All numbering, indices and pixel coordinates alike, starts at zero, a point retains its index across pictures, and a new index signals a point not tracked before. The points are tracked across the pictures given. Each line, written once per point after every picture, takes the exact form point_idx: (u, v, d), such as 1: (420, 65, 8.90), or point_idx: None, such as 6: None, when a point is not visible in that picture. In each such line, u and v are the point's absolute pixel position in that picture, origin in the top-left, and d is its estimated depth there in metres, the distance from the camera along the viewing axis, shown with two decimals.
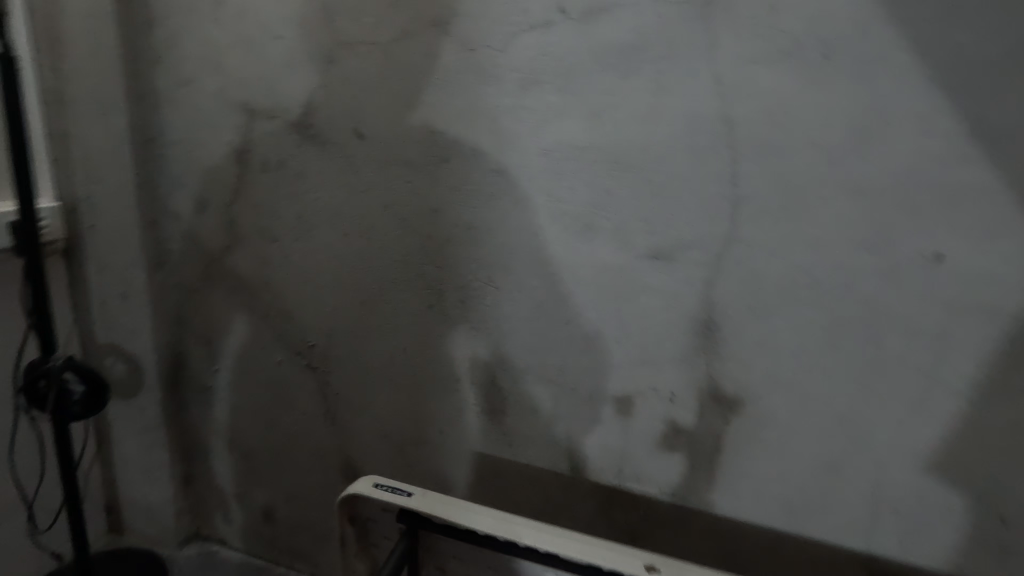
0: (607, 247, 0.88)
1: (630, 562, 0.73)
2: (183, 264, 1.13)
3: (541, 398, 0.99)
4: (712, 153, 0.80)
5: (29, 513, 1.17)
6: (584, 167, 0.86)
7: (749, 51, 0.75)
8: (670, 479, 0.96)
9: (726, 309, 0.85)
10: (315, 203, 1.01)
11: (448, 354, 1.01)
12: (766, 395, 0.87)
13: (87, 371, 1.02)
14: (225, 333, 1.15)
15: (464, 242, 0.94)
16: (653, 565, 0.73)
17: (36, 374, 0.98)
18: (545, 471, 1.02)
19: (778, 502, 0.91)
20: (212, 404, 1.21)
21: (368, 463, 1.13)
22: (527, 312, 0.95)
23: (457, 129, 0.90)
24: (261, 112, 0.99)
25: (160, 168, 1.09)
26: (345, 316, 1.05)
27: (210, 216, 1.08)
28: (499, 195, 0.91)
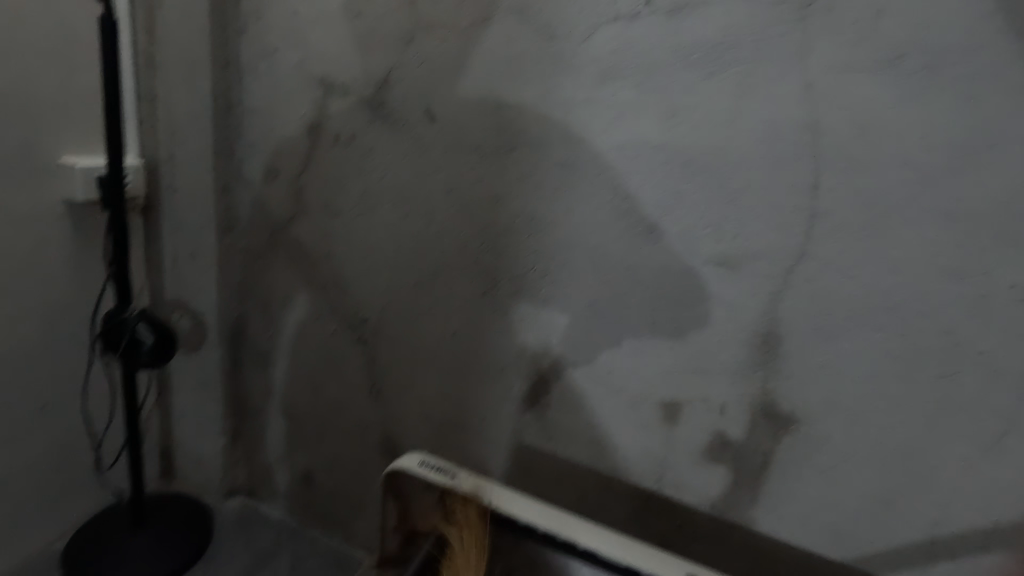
0: (671, 250, 0.86)
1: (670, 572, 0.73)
2: (251, 230, 1.17)
3: (586, 396, 0.98)
4: (792, 163, 0.77)
5: (95, 451, 1.25)
6: (655, 167, 0.84)
7: (846, 58, 0.71)
8: (711, 491, 0.94)
9: (790, 325, 0.82)
10: (381, 181, 1.02)
11: (497, 342, 1.02)
12: (823, 419, 0.84)
13: (158, 324, 1.07)
14: (284, 300, 1.19)
15: (524, 233, 0.94)
16: None
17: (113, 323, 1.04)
18: (582, 469, 1.02)
19: (823, 529, 0.88)
20: (266, 366, 1.26)
21: (408, 440, 1.15)
22: (581, 309, 0.94)
23: (528, 119, 0.89)
24: (338, 88, 1.01)
25: (237, 136, 1.13)
26: (399, 294, 1.07)
27: (280, 186, 1.12)
28: (564, 187, 0.90)
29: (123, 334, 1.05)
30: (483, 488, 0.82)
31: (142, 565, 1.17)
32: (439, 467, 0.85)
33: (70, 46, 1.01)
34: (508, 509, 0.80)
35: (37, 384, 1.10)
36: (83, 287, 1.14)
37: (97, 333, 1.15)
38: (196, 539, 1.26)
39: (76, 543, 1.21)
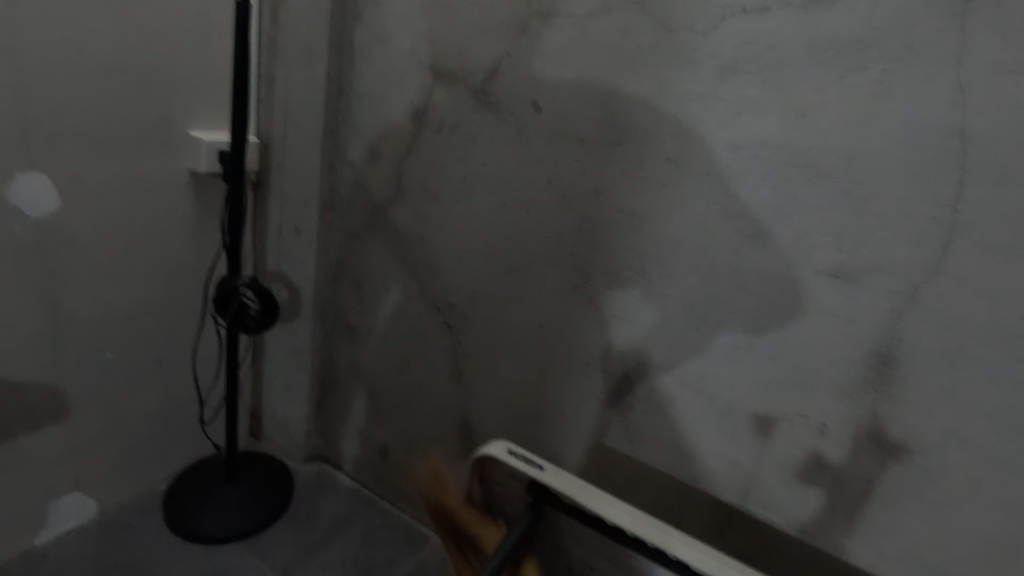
0: (782, 257, 0.82)
1: None
2: (350, 209, 1.22)
3: (673, 401, 0.95)
4: (932, 171, 0.71)
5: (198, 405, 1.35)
6: (773, 168, 0.80)
7: (1012, 58, 0.64)
8: (801, 514, 0.89)
9: (911, 347, 0.76)
10: (481, 169, 1.04)
11: (583, 337, 1.01)
12: (940, 451, 0.77)
13: (264, 293, 1.14)
14: (376, 279, 1.23)
15: (623, 229, 0.92)
16: None
17: (225, 288, 1.11)
18: (662, 474, 0.99)
19: (928, 571, 0.81)
20: (353, 341, 1.31)
21: (484, 426, 1.16)
22: (676, 310, 0.91)
23: (639, 113, 0.87)
24: (446, 75, 1.03)
25: (346, 118, 1.17)
26: (489, 282, 1.08)
27: (381, 168, 1.15)
28: (671, 185, 0.87)
29: (233, 300, 1.13)
30: (572, 483, 0.82)
31: (232, 516, 1.26)
32: (528, 457, 0.86)
33: (205, 28, 1.08)
34: (596, 506, 0.79)
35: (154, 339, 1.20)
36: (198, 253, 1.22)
37: (208, 296, 1.24)
38: (278, 500, 1.33)
39: (175, 489, 1.31)
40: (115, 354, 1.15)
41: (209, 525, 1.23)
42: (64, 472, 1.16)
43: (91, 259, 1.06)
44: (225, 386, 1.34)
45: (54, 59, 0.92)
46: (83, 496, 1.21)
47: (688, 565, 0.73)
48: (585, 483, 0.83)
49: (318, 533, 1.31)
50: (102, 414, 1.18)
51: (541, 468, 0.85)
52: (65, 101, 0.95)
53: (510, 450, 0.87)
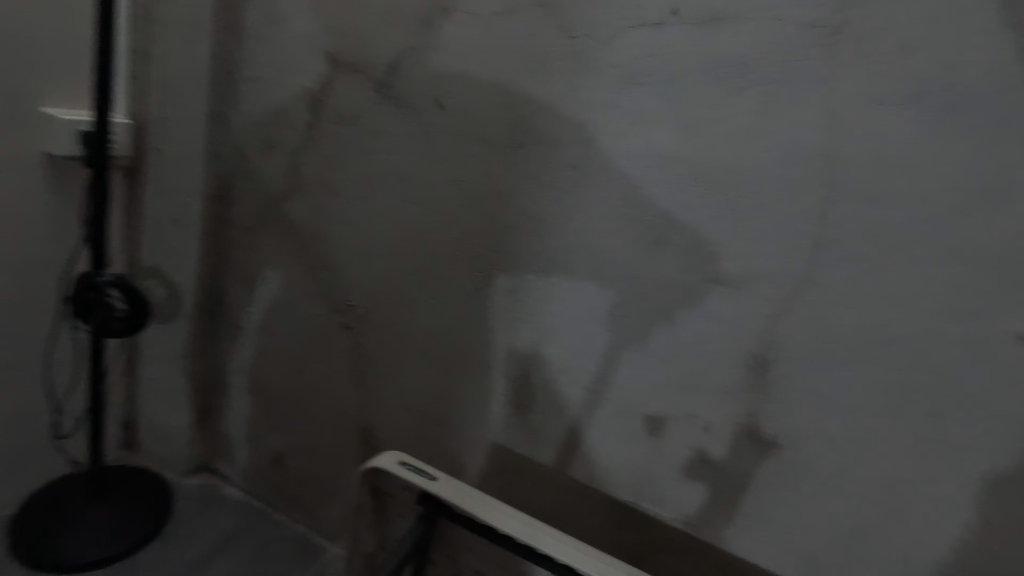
0: (674, 264, 0.85)
1: None
2: (240, 202, 1.13)
3: (572, 402, 0.97)
4: (804, 189, 0.76)
5: (56, 417, 1.20)
6: (667, 179, 0.82)
7: (870, 88, 0.71)
8: (688, 508, 0.94)
9: (784, 351, 0.82)
10: (382, 166, 0.99)
11: (486, 340, 1.00)
12: (807, 445, 0.84)
13: (134, 292, 1.02)
14: (269, 277, 1.15)
15: (526, 232, 0.92)
16: None
17: (86, 287, 0.99)
18: (562, 475, 1.01)
19: (796, 556, 0.88)
20: (243, 343, 1.22)
21: (385, 431, 1.13)
22: (576, 315, 0.93)
23: (541, 117, 0.87)
24: (345, 64, 0.97)
25: (234, 103, 1.08)
26: (390, 282, 1.04)
27: (274, 159, 1.08)
28: (572, 190, 0.88)
29: (96, 300, 1.00)
30: (461, 491, 0.83)
31: (97, 540, 1.13)
32: (418, 467, 0.86)
33: None
34: (486, 514, 0.80)
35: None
36: (55, 246, 1.08)
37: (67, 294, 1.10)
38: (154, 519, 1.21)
39: (26, 511, 1.16)
40: None
41: (68, 552, 1.09)
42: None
43: None
44: (89, 395, 1.20)
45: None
46: None
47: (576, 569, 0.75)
48: (475, 491, 0.84)
49: (200, 551, 1.21)
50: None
51: (431, 478, 0.85)
52: None
53: (400, 460, 0.87)
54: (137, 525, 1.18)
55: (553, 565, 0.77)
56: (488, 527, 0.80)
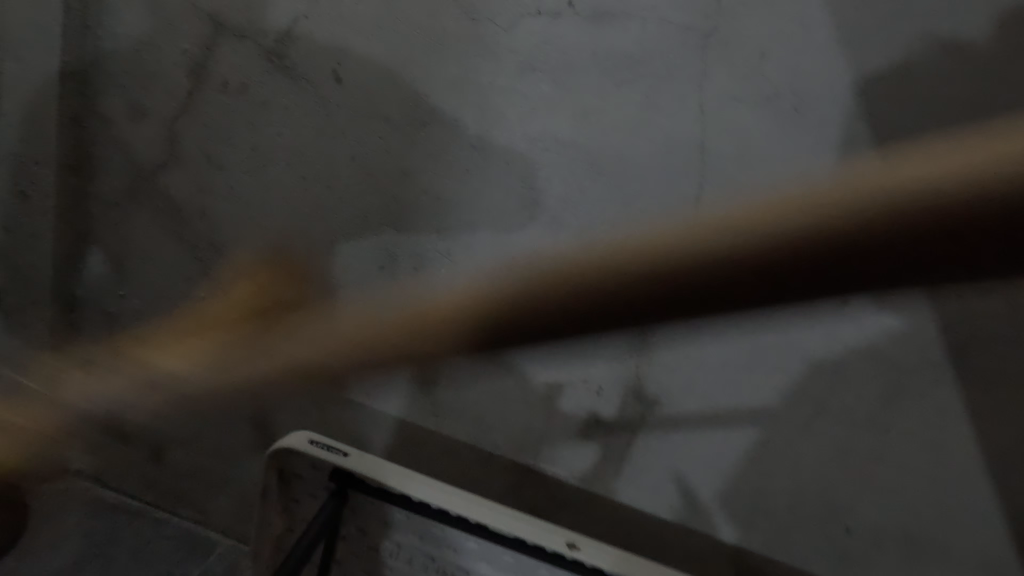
0: (569, 243, 0.92)
1: (553, 539, 0.82)
2: (104, 173, 1.01)
3: (475, 375, 1.01)
4: (681, 175, 0.86)
5: None
6: (563, 162, 0.88)
7: (734, 88, 0.81)
8: (582, 466, 1.03)
9: (663, 320, 0.92)
10: (273, 139, 0.95)
11: (390, 318, 1.00)
12: (681, 401, 0.96)
13: None
14: (143, 257, 1.05)
15: (429, 211, 0.94)
16: (575, 544, 0.83)
17: None
18: (466, 444, 1.05)
19: (672, 497, 1.01)
20: (112, 330, 1.10)
21: (282, 415, 1.09)
22: (478, 292, 0.96)
23: (444, 97, 0.88)
24: (229, 28, 0.90)
25: (91, 61, 0.96)
26: (285, 261, 1.00)
27: (146, 127, 0.98)
28: (474, 170, 0.91)
29: None
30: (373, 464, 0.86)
31: None
32: (331, 446, 0.87)
33: None
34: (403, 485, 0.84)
35: None
36: None
37: None
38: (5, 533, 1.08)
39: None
40: None
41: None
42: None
43: None
44: None
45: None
46: None
47: (487, 527, 0.82)
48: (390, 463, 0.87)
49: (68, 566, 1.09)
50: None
51: (344, 455, 0.87)
52: None
53: (313, 440, 0.87)
54: None
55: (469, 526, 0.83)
56: (403, 498, 0.84)
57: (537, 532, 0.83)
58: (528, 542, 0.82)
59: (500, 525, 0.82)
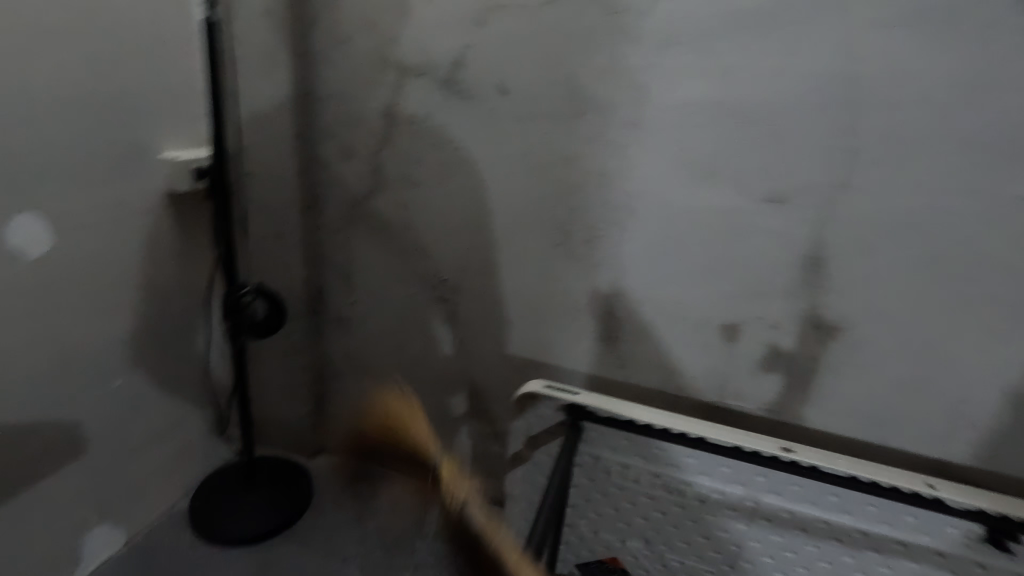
0: (726, 193, 1.00)
1: (770, 446, 0.87)
2: (328, 205, 1.28)
3: (654, 326, 1.13)
4: (833, 108, 0.91)
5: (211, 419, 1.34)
6: (715, 120, 0.97)
7: (878, 13, 0.85)
8: (769, 396, 1.10)
9: (832, 247, 0.97)
10: (456, 152, 1.14)
11: (573, 286, 1.15)
12: (860, 323, 1.00)
13: (272, 293, 1.14)
14: (365, 270, 1.30)
15: (595, 187, 1.07)
16: (791, 448, 0.87)
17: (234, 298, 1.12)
18: (651, 391, 1.17)
19: (862, 416, 1.05)
20: (347, 331, 1.37)
21: (491, 384, 1.29)
22: (646, 253, 1.08)
23: (596, 86, 1.01)
24: (412, 69, 1.11)
25: (314, 121, 1.22)
26: (478, 253, 1.20)
27: (357, 162, 1.22)
28: (630, 143, 1.02)
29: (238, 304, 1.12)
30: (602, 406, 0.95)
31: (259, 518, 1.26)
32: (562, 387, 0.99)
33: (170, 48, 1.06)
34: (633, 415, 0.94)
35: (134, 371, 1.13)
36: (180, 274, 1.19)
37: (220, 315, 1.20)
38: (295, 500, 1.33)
39: (189, 507, 1.29)
40: (119, 384, 1.11)
41: (230, 531, 1.24)
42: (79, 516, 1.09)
43: (77, 294, 1.00)
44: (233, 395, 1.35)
45: (11, 91, 0.85)
46: (106, 527, 1.16)
47: (706, 440, 0.89)
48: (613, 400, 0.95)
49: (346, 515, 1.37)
50: (110, 450, 1.13)
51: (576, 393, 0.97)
52: (41, 141, 0.90)
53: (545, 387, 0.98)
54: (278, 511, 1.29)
55: (695, 442, 0.90)
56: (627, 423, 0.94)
57: (753, 441, 0.89)
58: (747, 450, 0.88)
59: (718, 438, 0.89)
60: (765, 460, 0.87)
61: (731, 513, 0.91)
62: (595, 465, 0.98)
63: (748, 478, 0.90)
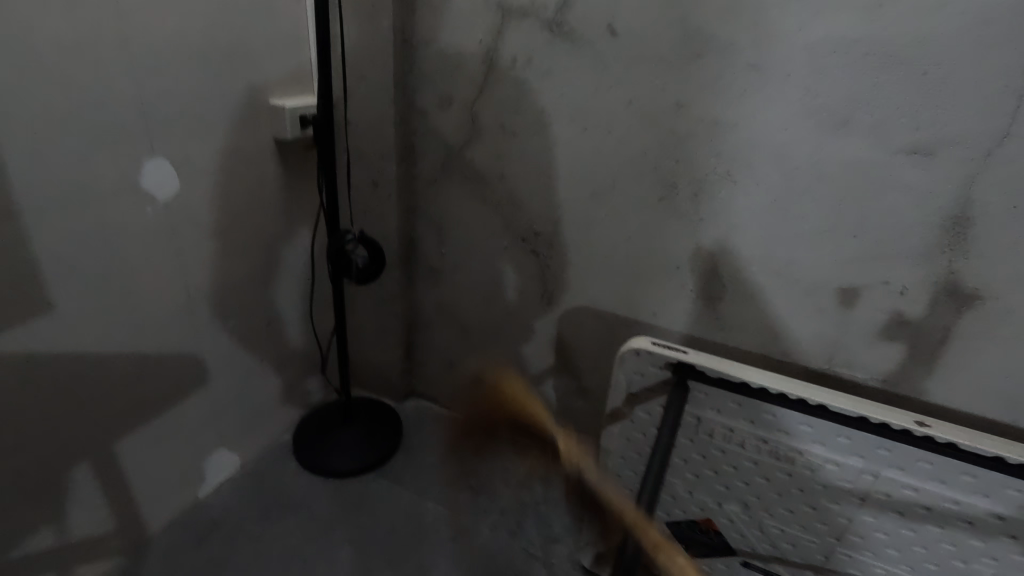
0: (859, 145, 0.91)
1: (900, 418, 0.83)
2: (423, 155, 1.28)
3: (760, 287, 1.07)
4: (1005, 45, 0.78)
5: (311, 360, 1.42)
6: (851, 63, 0.87)
7: None
8: (886, 366, 1.03)
9: (983, 207, 0.87)
10: (556, 99, 1.10)
11: (674, 243, 1.11)
12: (1008, 293, 0.89)
13: (372, 241, 1.17)
14: (456, 220, 1.31)
15: (707, 137, 1.00)
16: (923, 422, 0.82)
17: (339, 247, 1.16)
18: (750, 354, 1.13)
19: (997, 395, 0.96)
20: (437, 282, 1.39)
21: (580, 339, 1.28)
22: (757, 210, 1.02)
23: (718, 25, 0.93)
24: (516, 11, 1.06)
25: (412, 68, 1.20)
26: (574, 206, 1.17)
27: (454, 111, 1.20)
28: (752, 88, 0.94)
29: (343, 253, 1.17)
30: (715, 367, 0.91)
31: (356, 453, 1.34)
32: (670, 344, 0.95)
33: None
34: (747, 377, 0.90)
35: (247, 311, 1.21)
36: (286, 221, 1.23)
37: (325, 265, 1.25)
38: (388, 437, 1.39)
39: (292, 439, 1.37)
40: (234, 321, 1.19)
41: (332, 463, 1.31)
42: (201, 439, 1.19)
43: (200, 237, 1.06)
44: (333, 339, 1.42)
45: (143, 38, 0.88)
46: (224, 452, 1.26)
47: (828, 408, 0.85)
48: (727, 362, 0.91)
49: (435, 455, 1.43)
50: (228, 383, 1.22)
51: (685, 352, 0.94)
52: (168, 89, 0.94)
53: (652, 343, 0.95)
54: (374, 446, 1.36)
55: (815, 409, 0.86)
56: (740, 384, 0.90)
57: (879, 412, 0.84)
58: (872, 421, 0.83)
59: (841, 406, 0.85)
60: (889, 433, 0.83)
61: (844, 487, 0.88)
62: (696, 427, 0.96)
63: (870, 451, 0.84)
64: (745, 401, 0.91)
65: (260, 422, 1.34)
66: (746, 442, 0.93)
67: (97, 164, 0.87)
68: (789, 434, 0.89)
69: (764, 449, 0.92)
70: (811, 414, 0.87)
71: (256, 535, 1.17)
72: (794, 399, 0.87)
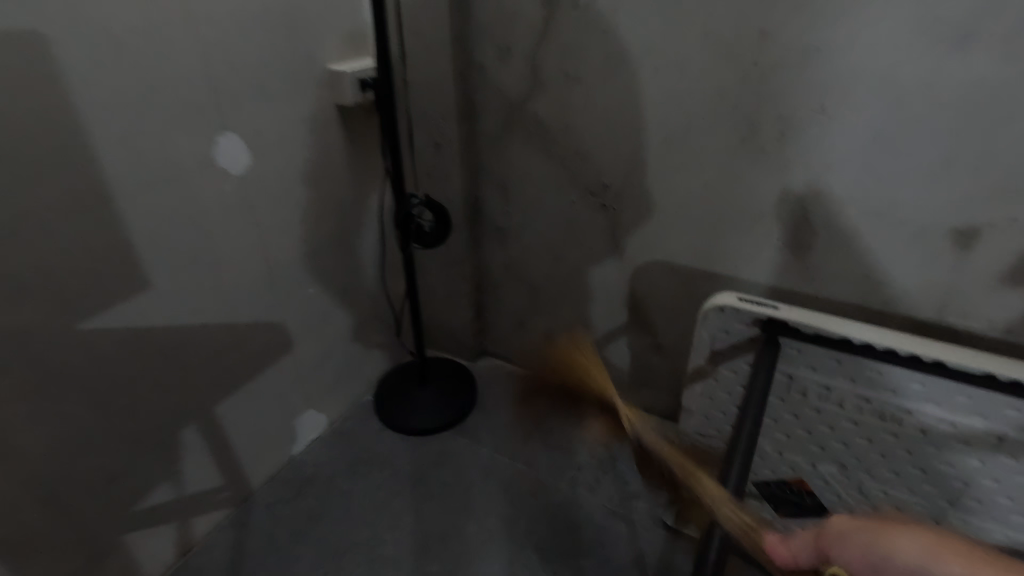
0: (986, 62, 0.78)
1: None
2: (485, 111, 1.23)
3: (859, 232, 0.97)
4: None
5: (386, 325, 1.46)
6: None
7: None
8: (1009, 315, 0.91)
9: None
10: (625, 39, 1.01)
11: (759, 188, 1.02)
12: None
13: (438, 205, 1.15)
14: (522, 176, 1.26)
15: (798, 67, 0.90)
16: None
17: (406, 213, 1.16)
18: (849, 306, 1.04)
19: None
20: (505, 241, 1.37)
21: (655, 295, 1.23)
22: (857, 146, 0.91)
23: None
24: None
25: (469, 19, 1.15)
26: (646, 155, 1.10)
27: (515, 62, 1.14)
28: (852, 6, 0.83)
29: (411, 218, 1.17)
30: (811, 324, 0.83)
31: (433, 412, 1.37)
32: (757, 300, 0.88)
33: None
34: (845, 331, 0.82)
35: (324, 279, 1.24)
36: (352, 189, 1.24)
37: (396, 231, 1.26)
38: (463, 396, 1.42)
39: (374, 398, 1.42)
40: (312, 290, 1.22)
41: (415, 421, 1.36)
42: (292, 401, 1.26)
43: (274, 209, 1.08)
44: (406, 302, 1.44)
45: (206, 13, 0.88)
46: (313, 413, 1.32)
47: (945, 365, 0.77)
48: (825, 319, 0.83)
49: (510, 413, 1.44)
50: (311, 349, 1.27)
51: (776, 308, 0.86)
52: (234, 63, 0.94)
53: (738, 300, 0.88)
54: (450, 405, 1.39)
55: (930, 366, 0.78)
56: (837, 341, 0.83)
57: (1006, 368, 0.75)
58: (998, 378, 0.75)
59: (961, 362, 0.77)
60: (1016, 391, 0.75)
61: (955, 445, 0.82)
62: (787, 385, 0.90)
63: (995, 412, 0.77)
64: (845, 358, 0.84)
65: (344, 385, 1.39)
66: (844, 399, 0.87)
67: (177, 143, 0.90)
68: (895, 393, 0.82)
69: (864, 406, 0.86)
70: (923, 372, 0.79)
71: (347, 492, 1.23)
72: (904, 357, 0.79)
